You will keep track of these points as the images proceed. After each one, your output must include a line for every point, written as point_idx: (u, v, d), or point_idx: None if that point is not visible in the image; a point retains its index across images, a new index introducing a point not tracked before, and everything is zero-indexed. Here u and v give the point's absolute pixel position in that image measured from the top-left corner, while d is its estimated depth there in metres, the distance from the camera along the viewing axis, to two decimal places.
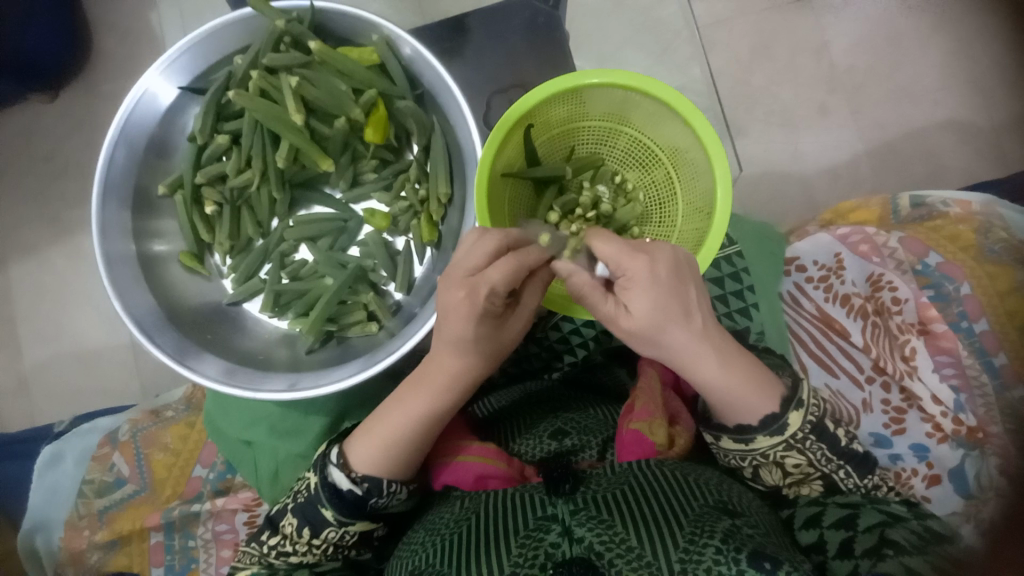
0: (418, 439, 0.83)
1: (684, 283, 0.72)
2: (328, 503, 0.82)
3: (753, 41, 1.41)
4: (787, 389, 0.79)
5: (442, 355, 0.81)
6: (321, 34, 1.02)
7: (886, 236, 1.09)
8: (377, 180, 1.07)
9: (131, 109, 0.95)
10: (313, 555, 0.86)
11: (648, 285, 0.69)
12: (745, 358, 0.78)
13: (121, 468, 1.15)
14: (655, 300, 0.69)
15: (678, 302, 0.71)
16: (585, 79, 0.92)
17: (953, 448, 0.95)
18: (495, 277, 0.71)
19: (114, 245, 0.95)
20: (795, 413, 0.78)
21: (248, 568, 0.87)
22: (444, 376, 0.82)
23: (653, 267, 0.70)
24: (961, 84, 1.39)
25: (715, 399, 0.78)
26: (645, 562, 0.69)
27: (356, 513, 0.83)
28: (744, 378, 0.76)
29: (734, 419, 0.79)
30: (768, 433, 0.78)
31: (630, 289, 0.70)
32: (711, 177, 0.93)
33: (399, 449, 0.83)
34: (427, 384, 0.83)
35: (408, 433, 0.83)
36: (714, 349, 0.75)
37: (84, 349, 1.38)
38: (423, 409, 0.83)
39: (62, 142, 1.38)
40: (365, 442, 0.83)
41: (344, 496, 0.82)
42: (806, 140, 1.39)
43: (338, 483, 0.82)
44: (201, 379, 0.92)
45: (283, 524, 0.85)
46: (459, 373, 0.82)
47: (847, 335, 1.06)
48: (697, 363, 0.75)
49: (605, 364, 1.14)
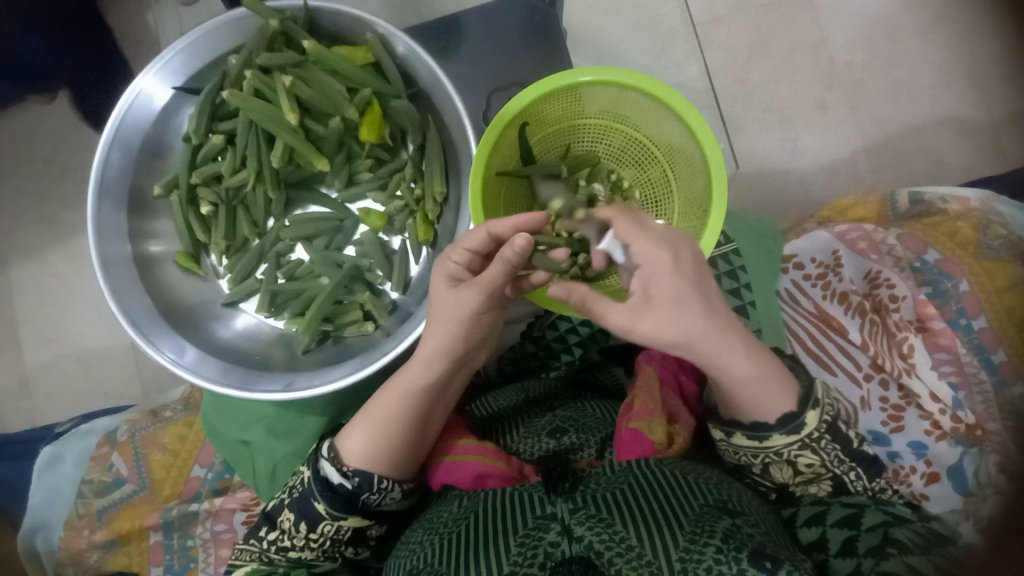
0: (406, 427, 0.83)
1: (705, 274, 0.74)
2: (321, 498, 0.82)
3: (752, 38, 1.40)
4: (803, 388, 0.78)
5: (429, 330, 0.81)
6: (314, 34, 1.02)
7: (885, 233, 1.09)
8: (372, 180, 1.07)
9: (126, 110, 0.95)
10: (311, 551, 0.85)
11: (677, 272, 0.70)
12: (767, 354, 0.78)
13: (119, 468, 1.15)
14: (677, 288, 0.70)
15: (703, 292, 0.71)
16: (578, 77, 0.93)
17: (951, 446, 0.94)
18: (469, 243, 0.77)
19: (111, 247, 0.95)
20: (811, 412, 0.77)
21: (248, 565, 0.87)
22: (428, 359, 0.82)
23: (678, 256, 0.71)
24: (960, 80, 1.38)
25: (737, 396, 0.76)
26: (645, 561, 0.68)
27: (349, 507, 0.82)
28: (762, 371, 0.76)
29: (750, 416, 0.78)
30: (785, 432, 0.77)
31: (656, 275, 0.70)
32: (706, 173, 0.93)
33: (386, 431, 0.82)
34: (413, 368, 0.83)
35: (392, 416, 0.82)
36: (739, 342, 0.74)
37: (83, 350, 1.38)
38: (407, 382, 0.83)
39: (60, 145, 1.39)
40: (357, 432, 0.84)
41: (336, 490, 0.82)
42: (804, 137, 1.38)
43: (329, 478, 0.82)
44: (198, 380, 0.92)
45: (280, 519, 0.85)
46: (440, 349, 0.81)
47: (845, 332, 1.05)
48: (723, 358, 0.74)
49: (603, 364, 1.15)
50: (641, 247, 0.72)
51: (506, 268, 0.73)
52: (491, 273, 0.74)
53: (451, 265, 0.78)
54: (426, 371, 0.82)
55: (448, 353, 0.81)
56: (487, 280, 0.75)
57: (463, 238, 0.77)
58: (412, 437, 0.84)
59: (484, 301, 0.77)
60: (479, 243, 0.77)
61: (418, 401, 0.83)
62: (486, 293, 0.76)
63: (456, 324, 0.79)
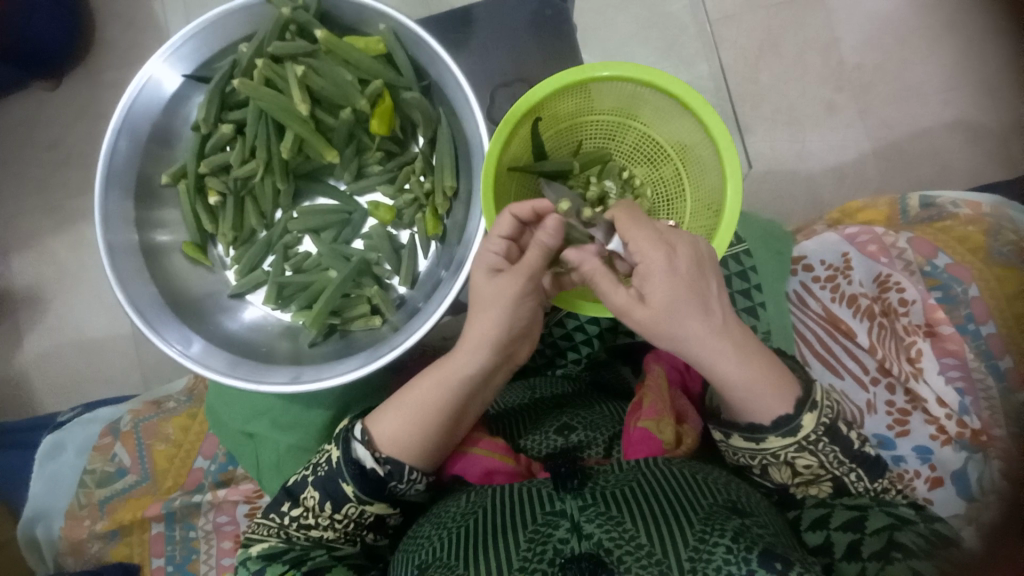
0: (438, 417, 0.82)
1: (705, 274, 0.74)
2: (349, 479, 0.81)
3: (763, 38, 1.39)
4: (803, 389, 0.78)
5: (472, 318, 0.82)
6: (327, 24, 1.01)
7: (895, 237, 1.07)
8: (382, 173, 1.06)
9: (135, 96, 0.94)
10: (333, 531, 0.84)
11: (666, 272, 0.71)
12: (766, 356, 0.77)
13: (122, 459, 1.15)
14: (670, 291, 0.71)
15: (697, 295, 0.72)
16: (595, 73, 0.91)
17: (956, 451, 0.93)
18: (503, 228, 0.80)
19: (117, 235, 0.94)
20: (808, 415, 0.77)
21: (265, 540, 0.84)
22: (479, 340, 0.81)
23: (672, 258, 0.72)
24: (970, 85, 1.38)
25: (731, 396, 0.77)
26: (654, 560, 0.68)
27: (375, 493, 0.82)
28: (765, 374, 0.75)
29: (747, 418, 0.78)
30: (779, 435, 0.77)
31: (648, 277, 0.72)
32: (721, 173, 0.92)
33: (423, 419, 0.82)
34: (458, 358, 0.83)
35: (430, 406, 0.82)
36: (733, 348, 0.74)
37: (84, 338, 1.37)
38: (449, 372, 0.83)
39: (64, 130, 1.38)
40: (390, 417, 0.83)
41: (367, 475, 0.81)
42: (813, 138, 1.38)
43: (360, 461, 0.81)
44: (204, 370, 0.92)
45: (304, 496, 0.84)
46: (485, 336, 0.80)
47: (853, 336, 1.06)
48: (713, 361, 0.74)
49: (609, 362, 1.14)
50: (635, 245, 0.72)
51: (544, 253, 0.76)
52: (530, 257, 0.76)
53: (491, 255, 0.79)
54: (472, 362, 0.82)
55: (493, 343, 0.81)
56: (526, 262, 0.76)
57: (495, 227, 0.80)
58: (444, 428, 0.83)
59: (526, 286, 0.77)
60: (510, 229, 0.80)
61: (460, 391, 0.83)
62: (527, 278, 0.77)
63: (500, 311, 0.79)
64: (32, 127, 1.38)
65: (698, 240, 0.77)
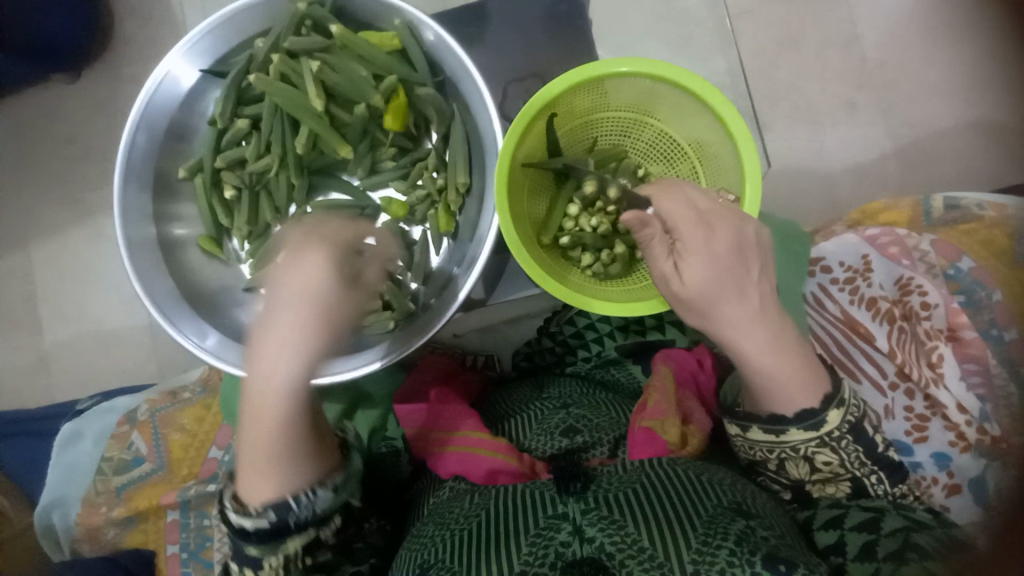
0: (290, 432, 0.70)
1: (745, 261, 0.75)
2: (246, 542, 0.71)
3: (784, 32, 1.36)
4: (832, 387, 0.77)
5: (281, 315, 0.68)
6: (342, 19, 1.01)
7: (919, 239, 1.05)
8: (394, 169, 1.06)
9: (153, 90, 0.95)
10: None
11: (703, 250, 0.74)
12: (800, 348, 0.77)
13: (139, 448, 1.17)
14: (711, 271, 0.73)
15: (733, 278, 0.74)
16: (611, 68, 0.89)
17: (974, 458, 0.91)
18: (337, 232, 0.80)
19: (135, 228, 0.95)
20: (835, 411, 0.76)
21: None
22: (294, 332, 0.68)
23: (712, 237, 0.75)
24: (996, 84, 1.33)
25: (757, 382, 0.76)
26: (656, 563, 0.68)
27: (279, 535, 0.71)
28: (793, 365, 0.75)
29: (769, 407, 0.78)
30: (803, 427, 0.76)
31: (687, 254, 0.75)
32: (738, 169, 0.90)
33: (273, 446, 0.69)
34: (268, 362, 0.68)
35: (272, 429, 0.69)
36: (769, 332, 0.75)
37: (103, 329, 1.39)
38: (277, 386, 0.68)
39: (84, 124, 1.40)
40: (249, 469, 0.70)
41: (255, 531, 0.70)
42: (831, 136, 1.35)
43: (241, 529, 0.70)
44: (219, 363, 0.93)
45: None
46: (305, 325, 0.68)
47: (871, 340, 1.03)
48: (742, 344, 0.75)
49: (619, 360, 1.09)
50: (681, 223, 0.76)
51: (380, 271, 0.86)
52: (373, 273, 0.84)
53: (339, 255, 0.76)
54: (288, 360, 0.68)
55: (311, 333, 0.68)
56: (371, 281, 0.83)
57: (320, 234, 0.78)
58: (301, 441, 0.71)
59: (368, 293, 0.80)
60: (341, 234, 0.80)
61: (294, 396, 0.69)
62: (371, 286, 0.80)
63: (318, 299, 0.69)
64: (53, 120, 1.41)
65: (760, 229, 0.79)
